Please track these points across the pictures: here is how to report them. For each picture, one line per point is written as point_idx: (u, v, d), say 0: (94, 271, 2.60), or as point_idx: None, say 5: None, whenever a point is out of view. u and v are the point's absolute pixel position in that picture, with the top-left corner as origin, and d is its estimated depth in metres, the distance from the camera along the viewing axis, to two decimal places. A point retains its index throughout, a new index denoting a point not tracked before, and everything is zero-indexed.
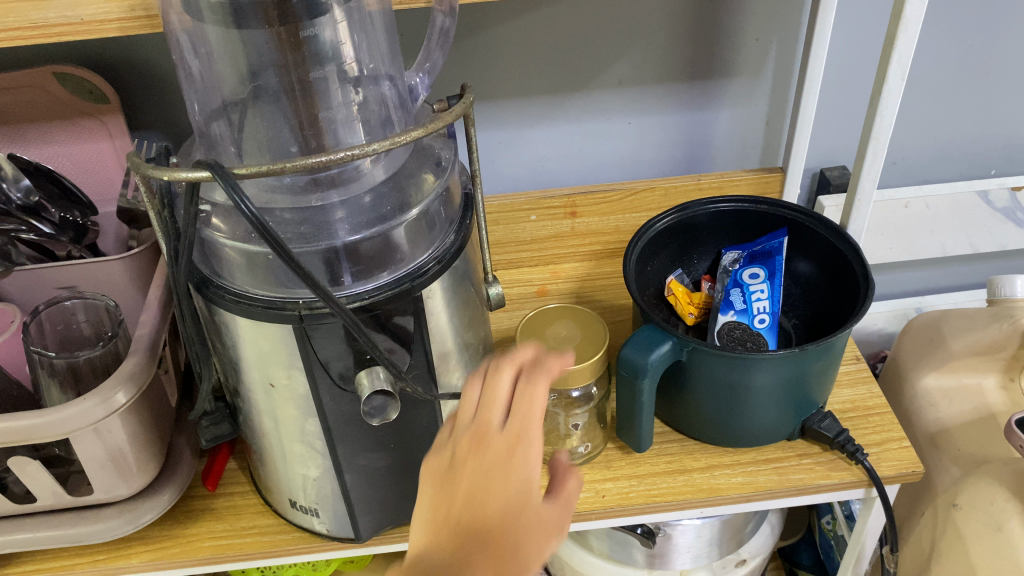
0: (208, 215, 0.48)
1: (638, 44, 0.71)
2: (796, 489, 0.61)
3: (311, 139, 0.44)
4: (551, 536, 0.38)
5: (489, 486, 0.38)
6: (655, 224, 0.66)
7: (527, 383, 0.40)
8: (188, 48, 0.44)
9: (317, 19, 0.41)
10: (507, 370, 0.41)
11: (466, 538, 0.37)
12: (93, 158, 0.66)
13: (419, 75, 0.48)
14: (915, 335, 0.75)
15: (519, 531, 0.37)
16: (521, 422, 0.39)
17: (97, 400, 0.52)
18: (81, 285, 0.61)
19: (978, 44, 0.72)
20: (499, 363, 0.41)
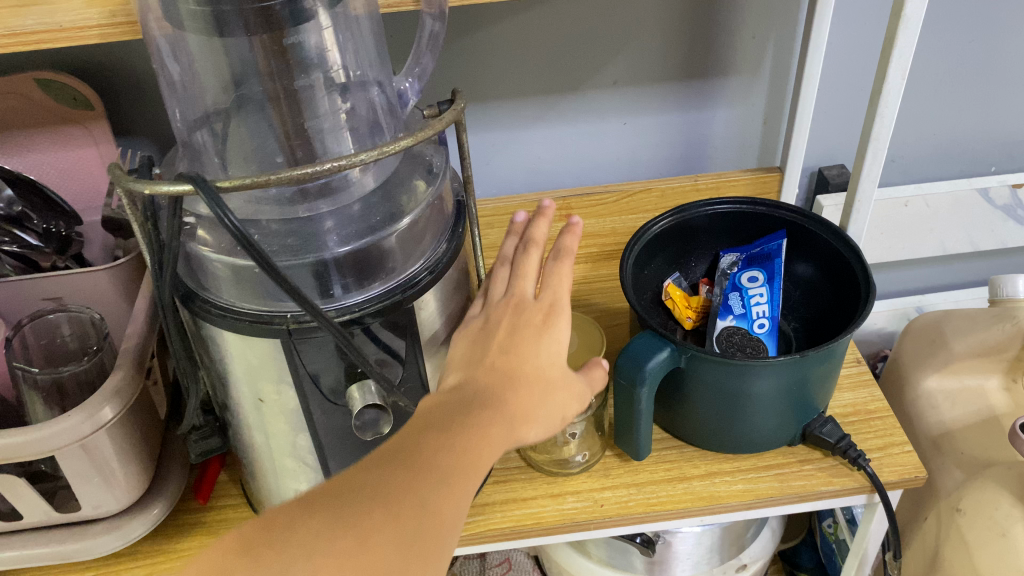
0: (193, 227, 0.46)
1: (632, 44, 0.70)
2: (798, 496, 0.60)
3: (298, 149, 0.42)
4: (569, 394, 0.46)
5: (523, 337, 0.45)
6: (654, 226, 0.65)
7: (555, 263, 0.48)
8: (169, 55, 0.43)
9: (301, 26, 0.39)
10: (534, 249, 0.49)
11: (503, 378, 0.44)
12: (78, 165, 0.65)
13: (408, 79, 0.46)
14: (917, 336, 0.74)
15: (546, 383, 0.45)
16: (552, 295, 0.47)
17: (83, 416, 0.50)
18: (66, 296, 0.59)
19: (978, 41, 0.71)
20: (527, 243, 0.49)
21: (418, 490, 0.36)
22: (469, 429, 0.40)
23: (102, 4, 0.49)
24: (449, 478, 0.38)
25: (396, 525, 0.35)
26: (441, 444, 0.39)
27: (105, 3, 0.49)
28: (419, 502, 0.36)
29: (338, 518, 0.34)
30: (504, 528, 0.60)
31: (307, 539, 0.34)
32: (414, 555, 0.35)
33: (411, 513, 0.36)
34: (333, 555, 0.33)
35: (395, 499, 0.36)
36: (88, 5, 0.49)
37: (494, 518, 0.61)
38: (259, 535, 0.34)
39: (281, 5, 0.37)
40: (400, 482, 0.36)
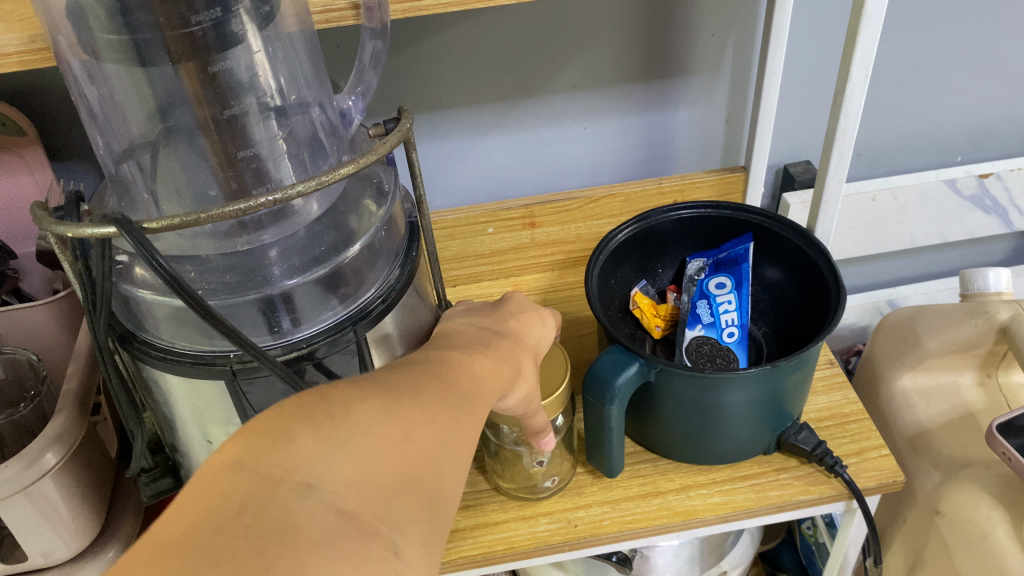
0: (127, 265, 0.44)
1: (589, 46, 0.68)
2: (775, 507, 0.59)
3: (233, 180, 0.40)
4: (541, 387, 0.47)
5: (529, 316, 0.47)
6: (632, 234, 0.64)
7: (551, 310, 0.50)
8: (84, 78, 0.39)
9: (228, 51, 0.37)
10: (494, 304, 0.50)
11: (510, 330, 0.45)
12: (12, 194, 0.62)
13: (350, 97, 0.45)
14: (891, 333, 0.72)
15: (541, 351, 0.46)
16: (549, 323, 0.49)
17: (23, 465, 0.48)
18: (3, 333, 0.56)
19: (940, 31, 0.70)
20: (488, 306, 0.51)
21: (453, 400, 0.35)
22: (492, 357, 0.40)
23: (21, 28, 0.46)
24: (475, 395, 0.37)
25: (436, 421, 0.33)
26: (466, 363, 0.39)
27: (24, 27, 0.45)
28: (452, 407, 0.35)
29: (384, 403, 0.32)
30: (475, 555, 0.58)
31: (362, 416, 0.31)
32: (450, 454, 0.34)
33: (447, 412, 0.34)
34: (386, 436, 0.31)
35: (432, 399, 0.34)
36: (6, 30, 0.46)
37: (465, 544, 0.59)
38: (312, 404, 0.31)
39: (204, 30, 0.35)
40: (436, 390, 0.35)
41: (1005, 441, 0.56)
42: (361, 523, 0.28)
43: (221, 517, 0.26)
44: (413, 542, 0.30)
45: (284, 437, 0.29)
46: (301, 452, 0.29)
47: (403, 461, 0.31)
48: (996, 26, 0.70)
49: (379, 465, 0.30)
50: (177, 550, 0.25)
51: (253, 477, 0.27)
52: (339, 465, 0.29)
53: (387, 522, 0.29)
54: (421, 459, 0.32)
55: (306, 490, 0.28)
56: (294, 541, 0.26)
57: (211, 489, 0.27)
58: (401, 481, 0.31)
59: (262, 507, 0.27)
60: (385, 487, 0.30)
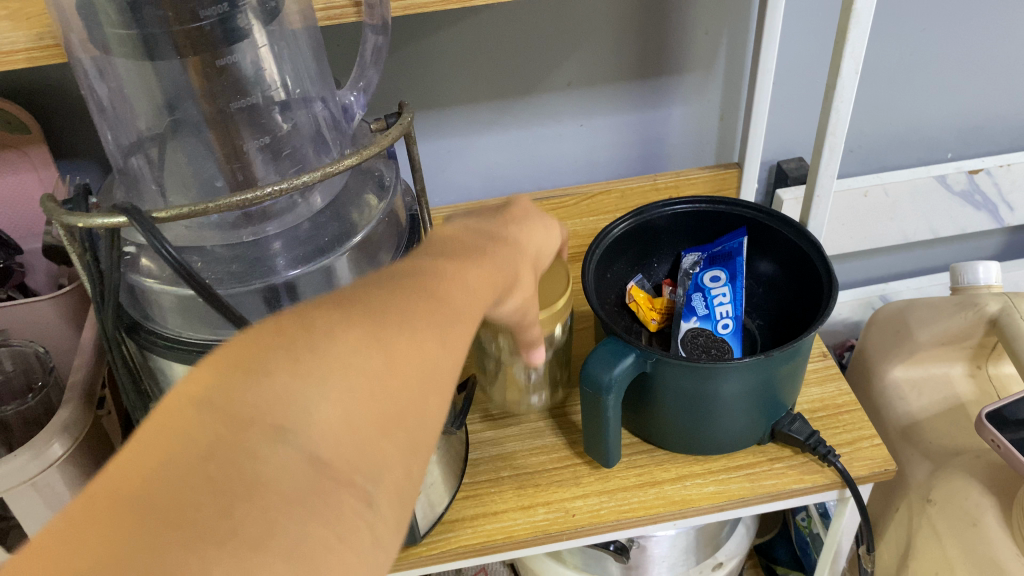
0: (135, 257, 0.44)
1: (585, 44, 0.69)
2: (769, 495, 0.60)
3: (239, 172, 0.41)
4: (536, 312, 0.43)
5: (532, 226, 0.41)
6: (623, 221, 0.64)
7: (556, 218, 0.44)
8: (95, 74, 0.41)
9: (236, 45, 0.38)
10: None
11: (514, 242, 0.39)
12: (17, 192, 0.63)
13: (352, 93, 0.46)
14: (882, 326, 0.73)
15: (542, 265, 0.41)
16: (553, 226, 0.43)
17: (29, 455, 0.48)
18: (9, 328, 0.57)
19: (929, 29, 0.71)
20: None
21: (443, 320, 0.30)
22: (493, 276, 0.35)
23: (29, 26, 0.46)
24: (467, 314, 0.31)
25: (424, 347, 0.28)
26: (462, 276, 0.33)
27: (32, 25, 0.46)
28: (443, 326, 0.29)
29: (368, 327, 0.27)
30: (474, 544, 0.59)
31: (345, 350, 0.26)
32: (439, 385, 0.29)
33: (435, 332, 0.29)
34: (368, 368, 0.26)
35: (424, 316, 0.29)
36: (14, 28, 0.47)
37: (465, 534, 0.59)
38: (289, 333, 0.25)
39: (212, 25, 0.36)
40: (424, 308, 0.29)
41: (994, 429, 0.58)
42: (334, 473, 0.24)
43: (183, 463, 0.22)
44: (389, 495, 0.25)
45: (257, 372, 0.24)
46: (275, 390, 0.24)
47: (386, 399, 0.26)
48: (983, 25, 0.72)
49: (360, 403, 0.25)
50: (131, 502, 0.21)
51: (220, 418, 0.23)
52: (320, 404, 0.24)
53: (361, 474, 0.25)
54: (405, 394, 0.27)
55: (279, 436, 0.23)
56: (263, 499, 0.22)
57: (173, 430, 0.23)
58: (382, 421, 0.26)
59: (229, 457, 0.22)
60: (364, 431, 0.25)
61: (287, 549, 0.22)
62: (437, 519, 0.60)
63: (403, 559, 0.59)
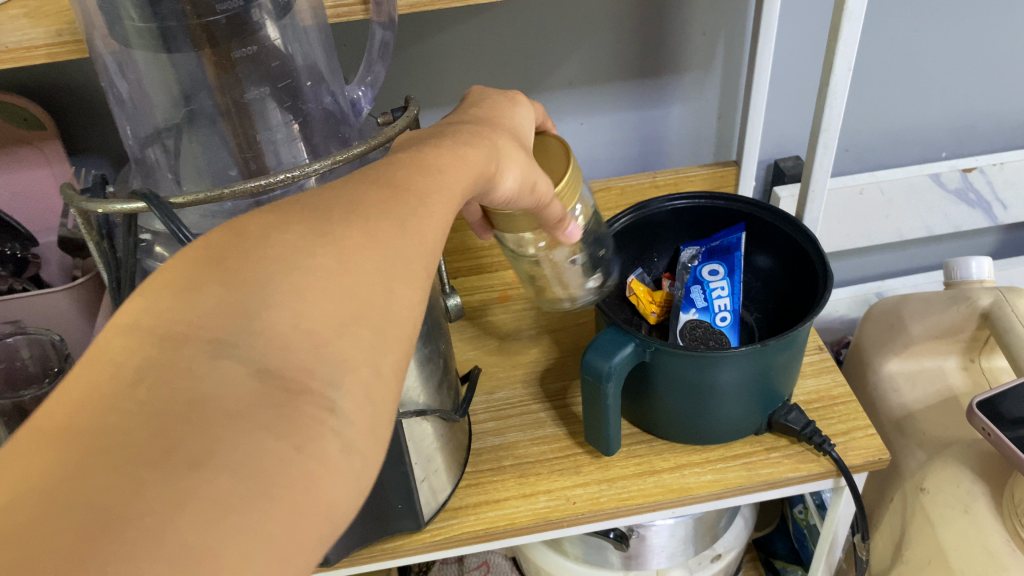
0: (150, 244, 0.45)
1: (585, 44, 0.70)
2: (766, 484, 0.61)
3: (251, 160, 0.43)
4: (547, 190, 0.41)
5: (493, 102, 0.42)
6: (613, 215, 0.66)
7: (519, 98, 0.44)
8: (115, 70, 0.43)
9: (251, 38, 0.40)
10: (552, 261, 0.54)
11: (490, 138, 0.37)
12: (31, 187, 0.64)
13: (361, 87, 0.48)
14: (877, 321, 0.75)
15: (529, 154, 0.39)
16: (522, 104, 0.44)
17: None
18: (25, 318, 0.58)
19: (922, 30, 0.73)
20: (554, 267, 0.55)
21: (400, 210, 0.29)
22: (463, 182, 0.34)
23: (47, 23, 0.48)
24: (431, 203, 0.31)
25: (379, 240, 0.27)
26: (421, 167, 0.32)
27: (50, 22, 0.48)
28: (401, 221, 0.29)
29: (312, 228, 0.26)
30: (478, 530, 0.60)
31: (284, 250, 0.25)
32: (404, 278, 0.28)
33: (392, 225, 0.28)
34: (316, 263, 0.25)
35: (375, 211, 0.28)
36: (33, 25, 0.48)
37: (468, 520, 0.61)
38: (226, 246, 0.25)
39: (227, 18, 0.37)
40: (377, 200, 0.29)
41: (985, 417, 0.59)
42: (285, 382, 0.23)
43: (115, 390, 0.21)
44: (355, 394, 0.24)
45: (194, 289, 0.23)
46: (211, 303, 0.23)
47: (343, 293, 0.25)
48: (975, 26, 0.73)
49: (314, 298, 0.25)
50: (68, 432, 0.20)
51: (152, 339, 0.22)
52: (268, 313, 0.24)
53: (323, 374, 0.24)
54: (363, 286, 0.26)
55: (219, 349, 0.22)
56: (204, 417, 0.21)
57: (107, 359, 0.22)
58: (341, 316, 0.25)
59: (164, 374, 0.22)
60: (323, 327, 0.24)
61: (231, 464, 0.21)
62: (441, 506, 0.61)
63: (407, 545, 0.60)
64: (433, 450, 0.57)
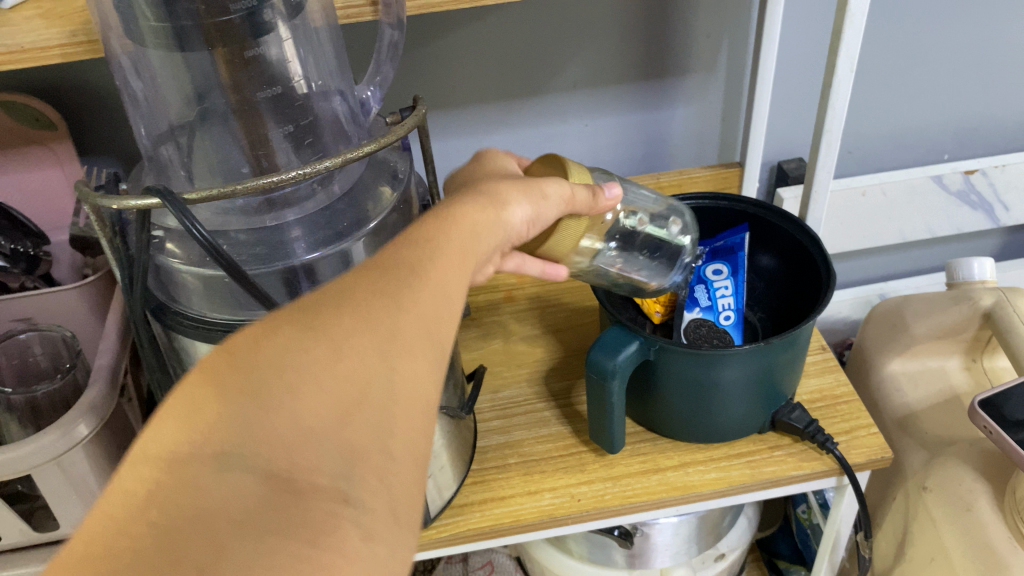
0: (162, 241, 0.46)
1: (591, 46, 0.71)
2: (770, 481, 0.62)
3: (263, 159, 0.44)
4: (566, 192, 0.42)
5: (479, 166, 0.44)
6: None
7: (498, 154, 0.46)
8: (131, 71, 0.43)
9: (262, 38, 0.40)
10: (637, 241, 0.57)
11: (484, 191, 0.39)
12: (42, 186, 0.65)
13: (370, 88, 0.49)
14: (880, 321, 0.75)
15: (526, 183, 0.41)
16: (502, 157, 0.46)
17: (58, 434, 0.50)
18: (36, 316, 0.59)
19: (924, 32, 0.73)
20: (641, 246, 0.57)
21: (394, 283, 0.29)
22: (463, 243, 0.33)
23: (62, 23, 0.49)
24: (429, 270, 0.30)
25: (373, 321, 0.27)
26: (416, 241, 0.32)
27: (65, 23, 0.49)
28: (398, 295, 0.28)
29: (299, 326, 0.26)
30: (483, 527, 0.61)
31: (273, 355, 0.25)
32: (406, 350, 0.27)
33: (390, 303, 0.28)
34: (307, 359, 0.25)
35: (370, 292, 0.28)
36: (47, 25, 0.49)
37: (473, 517, 0.61)
38: (220, 365, 0.25)
39: (240, 18, 0.38)
40: (371, 280, 0.29)
41: (987, 415, 0.59)
42: (293, 485, 0.23)
43: (126, 512, 0.22)
44: (368, 481, 0.25)
45: (193, 409, 0.24)
46: (209, 420, 0.24)
47: (340, 385, 0.25)
48: (977, 29, 0.74)
49: (312, 396, 0.25)
50: (83, 553, 0.21)
51: (159, 466, 0.23)
52: (266, 422, 0.24)
53: (330, 472, 0.24)
54: (361, 373, 0.26)
55: (222, 462, 0.23)
56: (211, 526, 0.22)
57: (116, 487, 0.22)
58: (342, 407, 0.25)
59: (171, 494, 0.22)
60: (324, 422, 0.25)
61: (242, 565, 0.21)
62: (447, 503, 0.62)
63: None
64: (439, 446, 0.58)
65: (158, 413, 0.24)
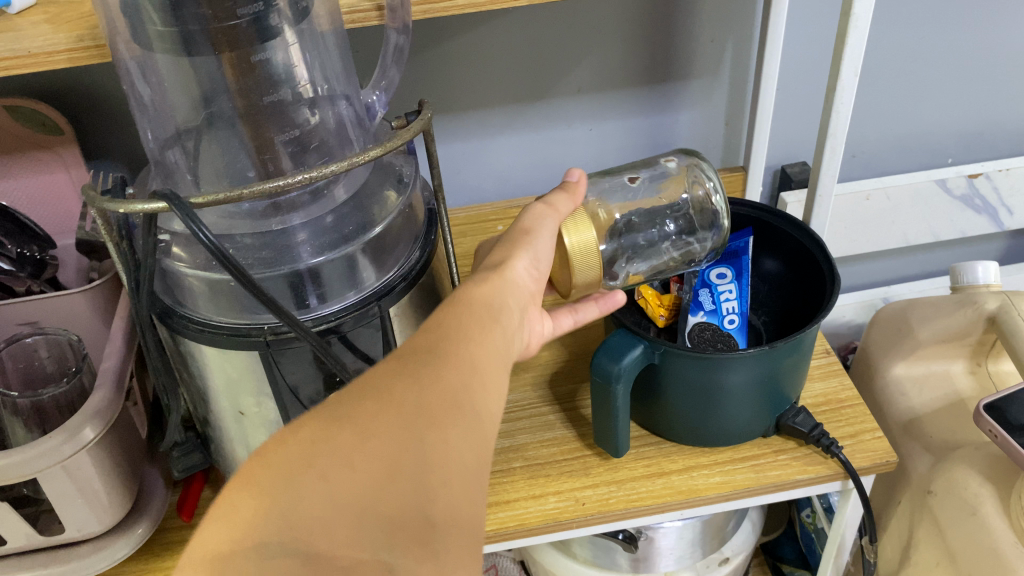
0: (168, 244, 0.47)
1: (595, 51, 0.71)
2: (774, 485, 0.62)
3: (269, 163, 0.44)
4: (553, 228, 0.46)
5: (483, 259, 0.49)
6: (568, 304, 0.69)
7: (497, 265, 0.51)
8: (139, 76, 0.44)
9: (267, 43, 0.40)
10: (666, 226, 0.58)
11: (485, 265, 0.43)
12: (49, 191, 0.65)
13: (375, 92, 0.49)
14: (884, 326, 0.76)
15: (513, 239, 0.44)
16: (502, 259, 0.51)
17: (64, 437, 0.50)
18: (42, 320, 0.59)
19: (928, 37, 0.73)
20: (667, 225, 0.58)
21: (414, 369, 0.32)
22: (477, 319, 0.37)
23: (69, 28, 0.49)
24: (447, 353, 0.34)
25: (398, 403, 0.30)
26: (433, 328, 0.35)
27: (72, 28, 0.49)
28: (420, 376, 0.32)
29: (327, 420, 0.29)
30: (488, 530, 0.61)
31: (303, 449, 0.27)
32: (432, 422, 0.30)
33: (413, 385, 0.31)
34: (338, 445, 0.28)
35: (394, 381, 0.31)
36: (55, 30, 0.49)
37: None
38: (254, 467, 0.27)
39: (246, 23, 0.38)
40: (392, 368, 0.32)
41: (991, 419, 0.59)
42: (337, 562, 0.25)
43: None
44: (409, 549, 0.26)
45: (230, 509, 0.26)
46: (248, 515, 0.25)
47: (371, 463, 0.27)
48: (981, 33, 0.74)
49: (345, 478, 0.27)
50: None
51: (205, 564, 0.24)
52: (300, 510, 0.26)
53: (369, 546, 0.26)
54: (392, 450, 0.28)
55: (263, 553, 0.24)
56: None
57: None
58: (376, 482, 0.27)
59: None
60: (360, 497, 0.26)
61: None
62: None
63: None
64: None
65: (204, 520, 0.26)
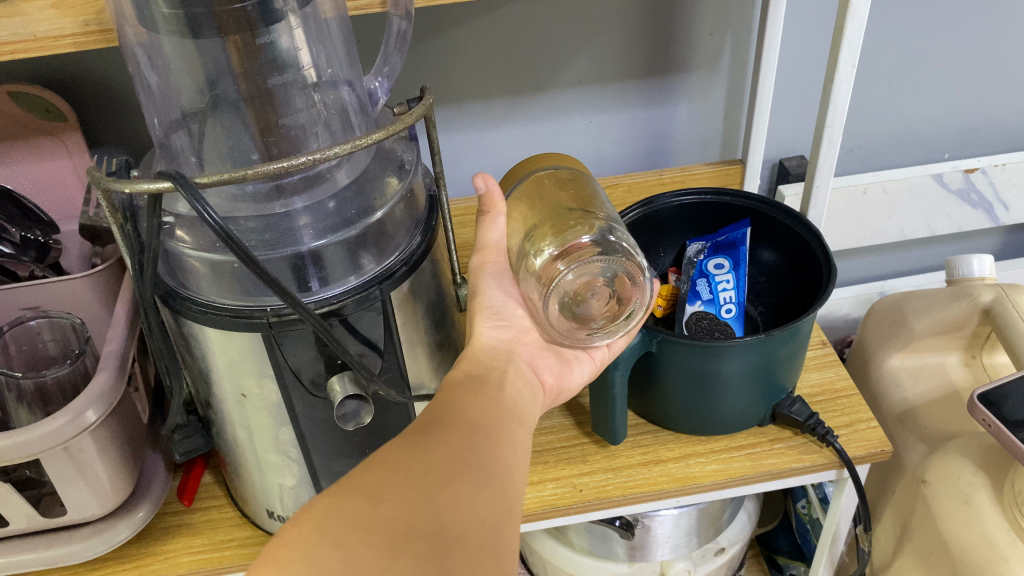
0: (172, 227, 0.47)
1: (594, 42, 0.72)
2: (770, 474, 0.62)
3: (272, 146, 0.44)
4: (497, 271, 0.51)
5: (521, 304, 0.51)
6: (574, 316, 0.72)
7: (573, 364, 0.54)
8: (146, 63, 0.45)
9: (272, 26, 0.41)
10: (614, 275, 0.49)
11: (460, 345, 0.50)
12: (53, 177, 0.66)
13: (377, 79, 0.49)
14: (880, 318, 0.77)
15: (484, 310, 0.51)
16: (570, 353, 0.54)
17: (67, 418, 0.50)
18: (45, 305, 0.60)
19: (925, 32, 0.74)
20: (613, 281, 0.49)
21: (416, 439, 0.38)
22: (475, 382, 0.45)
23: (74, 13, 0.49)
24: (447, 426, 0.40)
25: (407, 470, 0.35)
26: (455, 407, 0.42)
27: (77, 13, 0.49)
28: (421, 445, 0.37)
29: (341, 495, 0.33)
30: None
31: (312, 531, 0.31)
32: (436, 484, 0.34)
33: (420, 454, 0.36)
34: (351, 515, 0.32)
35: (403, 454, 0.36)
36: (60, 15, 0.49)
37: None
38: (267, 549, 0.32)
39: (251, 7, 0.39)
40: (393, 444, 0.37)
41: (985, 409, 0.60)
42: None
43: None
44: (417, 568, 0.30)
45: None
46: None
47: (382, 525, 0.32)
48: (975, 29, 0.75)
49: (358, 545, 0.31)
50: None
51: None
52: (309, 562, 0.30)
53: None
54: (404, 512, 0.32)
55: None
56: None
57: None
58: (393, 545, 0.31)
59: None
60: (376, 559, 0.30)
61: None
62: None
63: None
64: None
65: None
